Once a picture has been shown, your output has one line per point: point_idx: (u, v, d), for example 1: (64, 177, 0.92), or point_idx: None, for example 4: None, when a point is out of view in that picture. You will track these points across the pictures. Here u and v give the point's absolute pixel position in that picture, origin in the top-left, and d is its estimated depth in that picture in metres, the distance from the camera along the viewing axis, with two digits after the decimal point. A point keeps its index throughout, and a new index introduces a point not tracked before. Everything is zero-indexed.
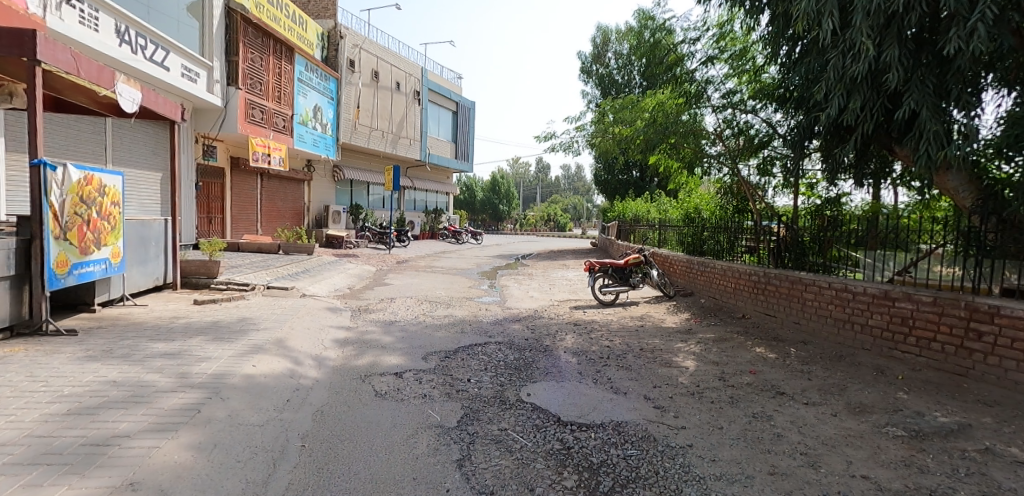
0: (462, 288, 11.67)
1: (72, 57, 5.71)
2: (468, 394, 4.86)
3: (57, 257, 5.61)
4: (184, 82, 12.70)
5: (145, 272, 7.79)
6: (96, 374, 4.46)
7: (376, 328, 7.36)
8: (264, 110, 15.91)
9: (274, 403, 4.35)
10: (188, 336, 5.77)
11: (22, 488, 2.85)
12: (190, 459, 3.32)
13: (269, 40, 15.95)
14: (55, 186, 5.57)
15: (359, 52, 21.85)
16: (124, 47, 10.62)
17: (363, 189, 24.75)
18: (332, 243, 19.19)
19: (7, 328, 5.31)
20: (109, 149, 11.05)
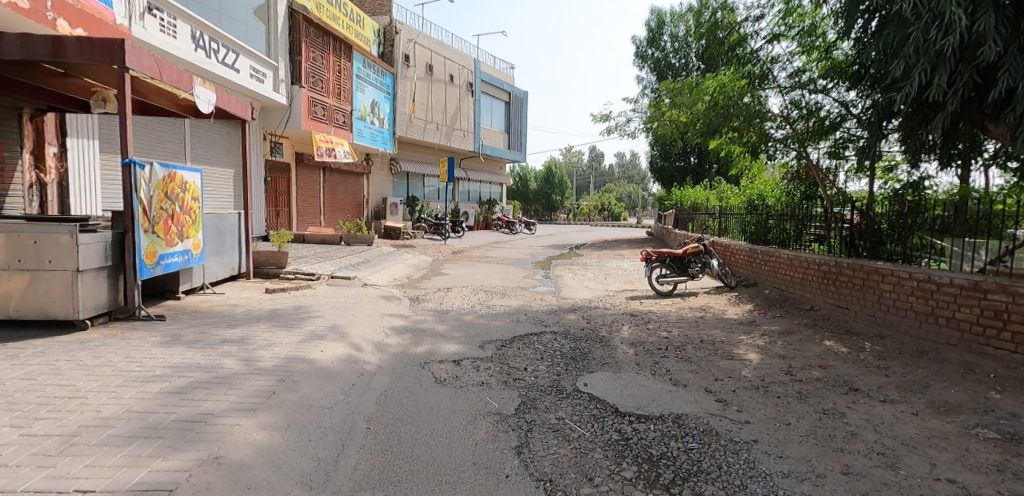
0: (517, 278, 11.72)
1: (155, 62, 6.08)
2: (525, 383, 4.90)
3: (146, 250, 6.03)
4: (252, 82, 13.29)
5: (223, 262, 8.28)
6: (179, 357, 4.77)
7: (432, 316, 7.52)
8: (325, 106, 16.47)
9: (341, 388, 4.54)
10: (260, 323, 6.09)
11: (125, 457, 3.10)
12: (267, 437, 3.51)
13: (329, 38, 16.45)
14: (142, 184, 5.97)
15: (413, 47, 22.22)
16: (200, 51, 11.25)
17: (418, 181, 25.24)
18: (390, 234, 19.68)
19: (106, 314, 5.79)
20: (188, 148, 11.75)
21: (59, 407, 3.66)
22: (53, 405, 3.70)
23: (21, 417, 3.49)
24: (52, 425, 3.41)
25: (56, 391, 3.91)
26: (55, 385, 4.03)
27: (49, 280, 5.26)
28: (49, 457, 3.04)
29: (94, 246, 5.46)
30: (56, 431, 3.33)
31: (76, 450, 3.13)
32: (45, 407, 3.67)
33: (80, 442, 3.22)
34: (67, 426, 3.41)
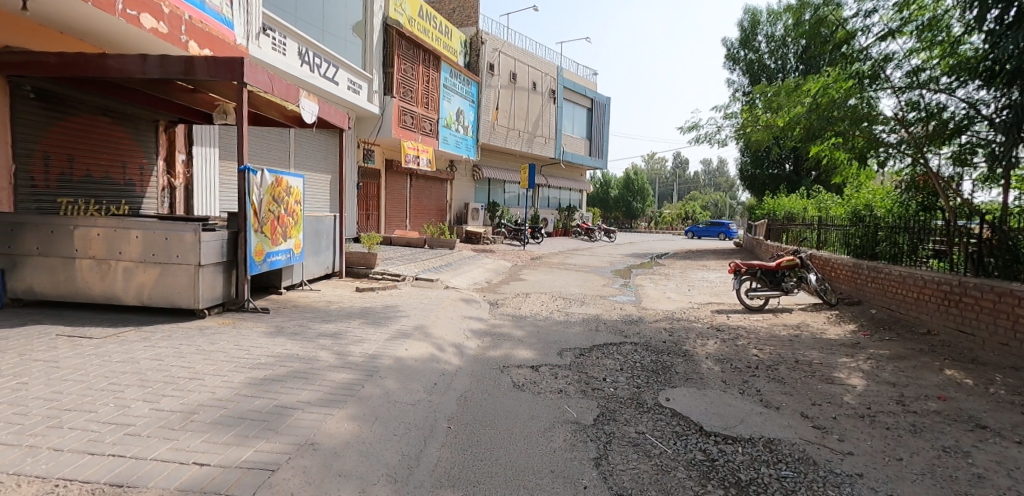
0: (596, 286, 11.54)
1: (268, 77, 6.57)
2: (604, 393, 4.79)
3: (256, 248, 6.51)
4: (349, 94, 14.06)
5: (319, 261, 8.78)
6: (281, 347, 5.10)
7: (510, 321, 7.56)
8: (414, 115, 17.12)
9: (424, 386, 4.66)
10: (351, 320, 6.40)
11: (234, 437, 3.31)
12: (358, 428, 3.65)
13: (420, 51, 17.09)
14: (254, 188, 6.45)
15: (498, 56, 22.60)
16: (305, 66, 12.05)
17: (499, 188, 25.60)
18: (471, 239, 20.08)
19: (220, 305, 6.31)
20: (292, 154, 12.59)
21: (180, 386, 4.01)
22: (177, 384, 4.07)
23: (151, 393, 3.87)
24: (175, 402, 3.74)
25: (179, 372, 4.30)
26: (178, 366, 4.43)
27: (175, 273, 5.81)
28: (174, 430, 3.33)
29: (213, 243, 5.97)
30: (179, 407, 3.65)
31: (195, 426, 3.40)
32: (170, 385, 4.04)
33: (198, 419, 3.50)
34: (187, 403, 3.73)
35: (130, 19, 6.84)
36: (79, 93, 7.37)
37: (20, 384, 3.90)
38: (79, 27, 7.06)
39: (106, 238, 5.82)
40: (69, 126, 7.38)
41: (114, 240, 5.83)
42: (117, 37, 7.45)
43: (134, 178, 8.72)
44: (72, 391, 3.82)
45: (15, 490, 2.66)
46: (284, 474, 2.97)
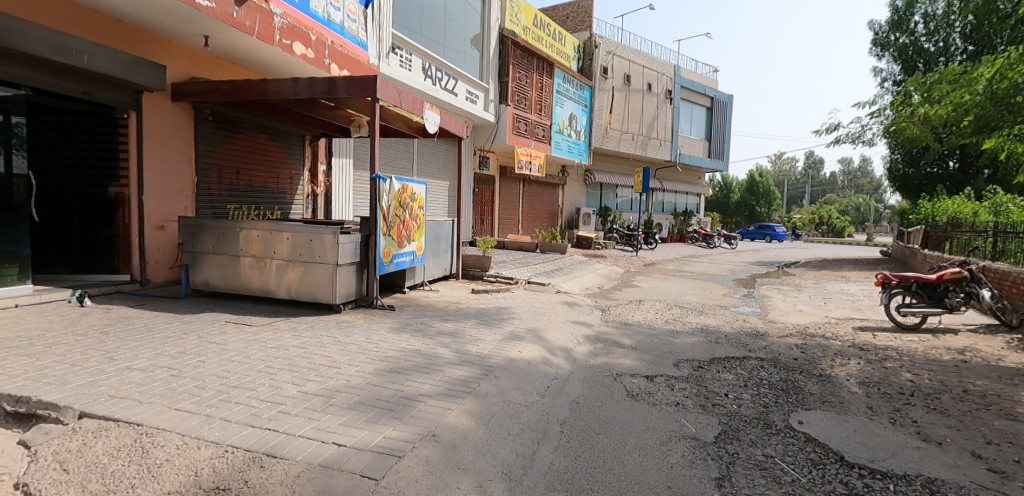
0: (715, 296, 10.91)
1: (396, 92, 7.00)
2: (726, 410, 4.51)
3: (384, 250, 6.96)
4: (467, 104, 14.62)
5: (439, 263, 9.20)
6: (405, 343, 5.40)
7: (623, 329, 7.38)
8: (528, 122, 17.39)
9: (538, 388, 4.68)
10: (467, 320, 6.61)
11: (365, 422, 3.54)
12: (476, 425, 3.75)
13: (534, 59, 17.33)
14: (383, 195, 6.90)
15: (613, 59, 22.28)
16: (428, 80, 12.73)
17: (612, 192, 25.22)
18: (583, 244, 19.96)
19: (353, 301, 6.82)
20: (415, 162, 13.33)
21: (321, 373, 4.39)
22: (318, 370, 4.45)
23: (297, 377, 4.27)
24: (317, 386, 4.09)
25: (319, 360, 4.71)
26: (318, 355, 4.86)
27: (317, 272, 6.39)
28: (317, 411, 3.64)
29: (349, 245, 6.48)
30: (320, 391, 3.99)
31: (333, 409, 3.69)
32: (313, 371, 4.43)
33: (336, 403, 3.79)
34: (327, 388, 4.06)
35: (284, 47, 7.69)
36: (246, 114, 8.39)
37: (198, 362, 4.50)
38: (246, 56, 8.05)
39: (263, 238, 6.55)
40: (235, 143, 8.46)
41: (269, 240, 6.53)
42: (274, 63, 8.40)
43: (285, 186, 9.72)
44: (236, 371, 4.33)
45: (195, 452, 3.06)
46: (408, 461, 3.12)
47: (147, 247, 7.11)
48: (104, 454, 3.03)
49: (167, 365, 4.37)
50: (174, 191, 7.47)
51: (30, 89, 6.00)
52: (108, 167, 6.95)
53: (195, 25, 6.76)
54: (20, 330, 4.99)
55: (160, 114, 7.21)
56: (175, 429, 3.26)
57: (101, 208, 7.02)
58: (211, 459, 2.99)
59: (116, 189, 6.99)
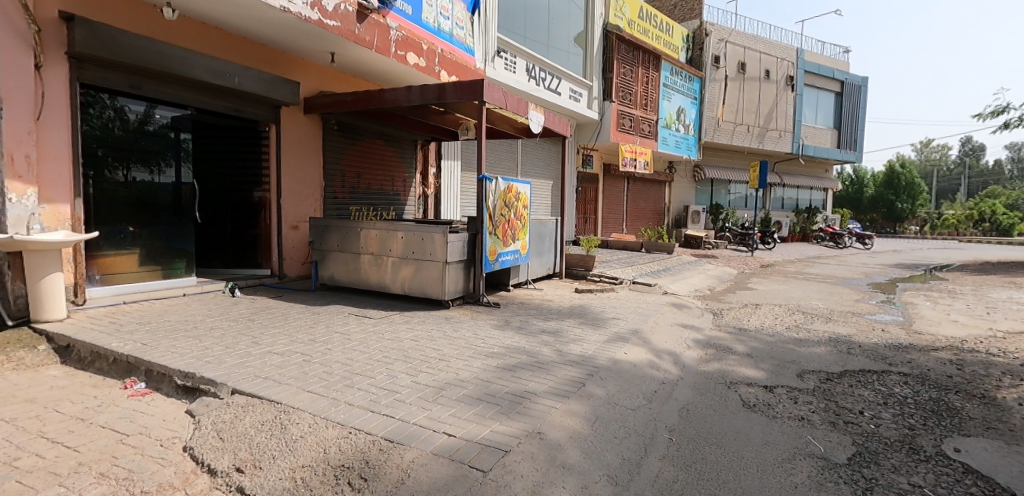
0: (846, 301, 10.00)
1: (502, 93, 7.21)
2: (862, 430, 4.18)
3: (490, 249, 7.20)
4: (570, 102, 14.65)
5: (542, 262, 9.34)
6: (511, 340, 5.57)
7: (737, 334, 7.05)
8: (633, 118, 17.05)
9: (644, 392, 4.64)
10: (571, 319, 6.67)
11: (474, 415, 3.72)
12: (581, 425, 3.81)
13: (639, 52, 16.96)
14: (490, 195, 7.14)
15: (725, 46, 21.20)
16: (531, 81, 12.94)
17: (724, 188, 23.99)
18: (691, 244, 19.22)
19: (460, 298, 7.15)
20: (519, 163, 13.61)
21: (433, 365, 4.67)
22: (430, 363, 4.74)
23: (412, 368, 4.58)
24: (429, 378, 4.37)
25: (431, 353, 5.01)
26: (430, 348, 5.17)
27: (428, 268, 6.77)
28: (429, 402, 3.90)
29: (457, 244, 6.79)
30: (432, 383, 4.26)
31: (444, 400, 3.93)
32: (426, 363, 4.74)
33: (446, 395, 4.03)
34: (438, 380, 4.32)
35: (399, 58, 8.22)
36: (366, 123, 9.07)
37: (326, 349, 4.97)
38: (366, 68, 8.71)
39: (380, 237, 7.06)
40: (356, 149, 9.19)
41: (385, 239, 7.02)
42: (390, 73, 8.99)
43: (400, 188, 10.37)
44: (358, 359, 4.73)
45: (325, 431, 3.39)
46: (514, 456, 3.25)
47: (284, 245, 7.94)
48: (251, 426, 3.46)
49: (300, 351, 4.88)
50: (305, 195, 8.26)
51: (194, 109, 6.95)
52: (253, 175, 7.88)
53: (323, 43, 7.44)
54: (185, 315, 5.82)
55: (295, 126, 8.01)
56: (308, 409, 3.65)
57: (248, 210, 7.96)
58: (339, 439, 3.31)
59: (260, 194, 7.90)
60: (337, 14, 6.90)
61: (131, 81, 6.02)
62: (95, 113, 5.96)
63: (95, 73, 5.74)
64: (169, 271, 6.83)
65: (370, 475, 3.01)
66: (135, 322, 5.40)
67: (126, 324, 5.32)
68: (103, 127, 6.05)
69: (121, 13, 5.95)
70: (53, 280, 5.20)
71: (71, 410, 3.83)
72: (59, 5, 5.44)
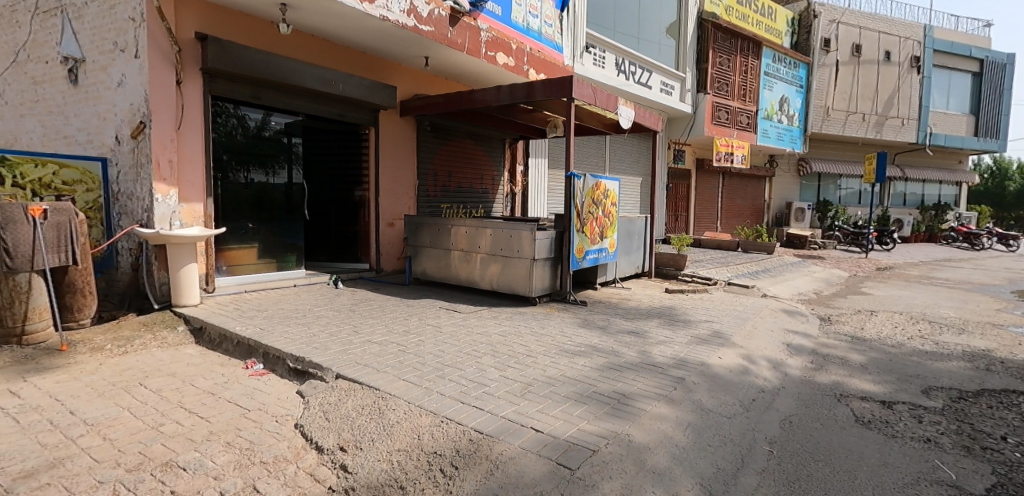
0: (982, 311, 8.96)
1: (591, 89, 7.18)
2: (1003, 458, 3.76)
3: (578, 246, 7.21)
4: (662, 96, 14.26)
5: (631, 261, 9.21)
6: (598, 339, 5.57)
7: (846, 342, 6.57)
8: (730, 110, 16.29)
9: (741, 400, 4.47)
10: (661, 320, 6.54)
11: (561, 412, 3.78)
12: (672, 430, 3.74)
13: (738, 40, 16.16)
14: (578, 192, 7.15)
15: (837, 28, 19.68)
16: (621, 76, 12.74)
17: (833, 183, 22.29)
18: (794, 243, 18.07)
19: (547, 295, 7.23)
20: (608, 159, 13.47)
21: (521, 361, 4.79)
22: (517, 358, 4.86)
23: (500, 362, 4.72)
24: (517, 373, 4.48)
25: (519, 349, 5.13)
26: (518, 343, 5.29)
27: (516, 265, 6.91)
28: (517, 396, 4.00)
29: (544, 241, 6.87)
30: (519, 378, 4.37)
31: (532, 396, 4.02)
32: (514, 358, 4.86)
33: (534, 391, 4.12)
34: (526, 376, 4.42)
35: (489, 58, 8.41)
36: (457, 124, 9.38)
37: (419, 341, 5.24)
38: (458, 70, 9.01)
39: (470, 234, 7.29)
40: (447, 149, 9.54)
41: (475, 236, 7.24)
42: (481, 74, 9.23)
43: (489, 187, 10.62)
44: (449, 352, 4.95)
45: (418, 418, 3.60)
46: (602, 457, 3.26)
47: (380, 240, 8.45)
48: (353, 409, 3.74)
49: (396, 341, 5.18)
50: (400, 194, 8.73)
51: (304, 116, 7.54)
52: (354, 175, 8.40)
53: (418, 48, 7.79)
54: (296, 304, 6.35)
55: (391, 128, 8.46)
56: (403, 396, 3.88)
57: (349, 208, 8.50)
58: (431, 427, 3.49)
59: (360, 193, 8.40)
60: (431, 19, 7.19)
61: (252, 92, 6.65)
62: (221, 121, 6.63)
63: (223, 86, 6.41)
64: (282, 263, 7.45)
65: (460, 464, 3.15)
66: (254, 309, 5.98)
67: (247, 311, 5.90)
68: (227, 135, 6.71)
69: (244, 31, 6.59)
70: (189, 270, 5.87)
71: (203, 385, 4.32)
72: (195, 26, 6.12)
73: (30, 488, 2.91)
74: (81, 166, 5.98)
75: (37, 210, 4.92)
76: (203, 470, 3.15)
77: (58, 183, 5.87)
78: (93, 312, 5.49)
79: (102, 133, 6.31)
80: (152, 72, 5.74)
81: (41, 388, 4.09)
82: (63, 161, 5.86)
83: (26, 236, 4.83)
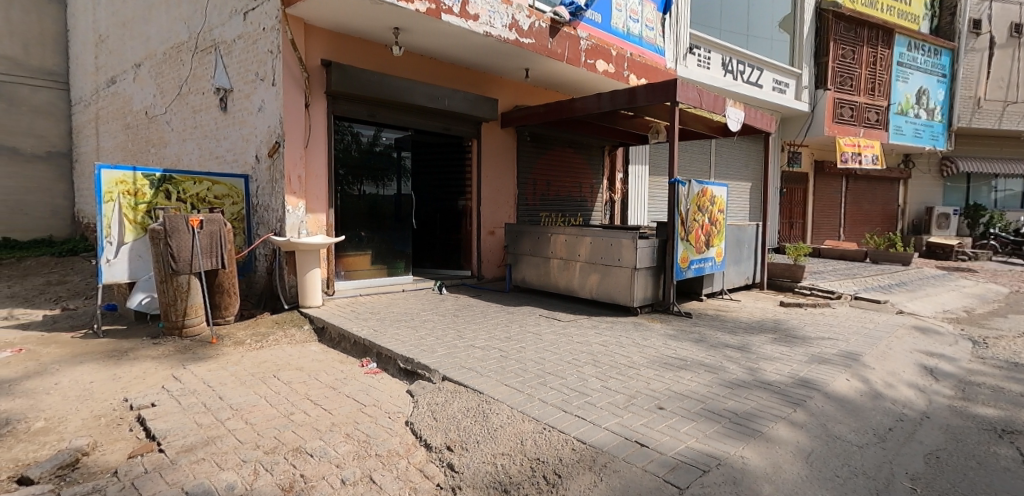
0: None
1: (697, 92, 6.97)
2: None
3: (682, 256, 7.00)
4: (775, 95, 13.44)
5: (740, 271, 8.78)
6: (704, 354, 5.37)
7: (1004, 368, 5.78)
8: (855, 106, 14.98)
9: (873, 428, 4.09)
10: (774, 335, 6.18)
11: (666, 427, 3.71)
12: (791, 456, 3.52)
13: (864, 29, 14.88)
14: (682, 199, 6.97)
15: (988, 8, 17.45)
16: (728, 76, 12.21)
17: (984, 185, 19.69)
18: (934, 253, 16.18)
19: (649, 305, 7.08)
20: (715, 165, 12.93)
21: (622, 372, 4.75)
22: (619, 369, 4.83)
23: (602, 372, 4.72)
24: (619, 384, 4.46)
25: (620, 360, 5.09)
26: (620, 354, 5.25)
27: (617, 274, 6.85)
28: (620, 408, 3.98)
29: (646, 249, 6.76)
30: (622, 390, 4.34)
31: (636, 409, 3.98)
32: (615, 369, 4.83)
33: (638, 404, 4.07)
34: (629, 388, 4.38)
35: (590, 66, 8.43)
36: (557, 133, 9.49)
37: (520, 347, 5.37)
38: (558, 80, 9.13)
39: (570, 242, 7.33)
40: (547, 158, 9.68)
41: (574, 244, 7.27)
42: (581, 82, 9.28)
43: (588, 195, 10.61)
44: (551, 359, 5.02)
45: (521, 424, 3.70)
46: (712, 478, 3.15)
47: (482, 248, 8.73)
48: (459, 411, 3.92)
49: (499, 346, 5.35)
50: (502, 203, 8.98)
51: (413, 131, 8.01)
52: (458, 185, 8.77)
53: (519, 61, 8.00)
54: (406, 308, 6.74)
55: (493, 140, 8.75)
56: (506, 401, 4.00)
57: (453, 217, 8.88)
58: (534, 433, 3.58)
59: (463, 203, 8.75)
60: (532, 32, 7.38)
61: (368, 110, 7.18)
62: (340, 138, 7.23)
63: (344, 107, 6.98)
64: (392, 269, 7.94)
65: (564, 473, 3.19)
66: (369, 312, 6.43)
67: (363, 313, 6.36)
68: (343, 151, 7.27)
69: (362, 54, 7.14)
70: (314, 274, 6.44)
71: (325, 379, 4.73)
72: (322, 53, 6.74)
73: (190, 461, 3.35)
74: (228, 183, 6.81)
75: (195, 220, 5.66)
76: (327, 458, 3.45)
77: (210, 197, 6.67)
78: (236, 310, 6.21)
79: (245, 152, 7.14)
80: (286, 97, 6.40)
81: (196, 375, 4.70)
82: (215, 178, 6.67)
83: (187, 243, 5.58)
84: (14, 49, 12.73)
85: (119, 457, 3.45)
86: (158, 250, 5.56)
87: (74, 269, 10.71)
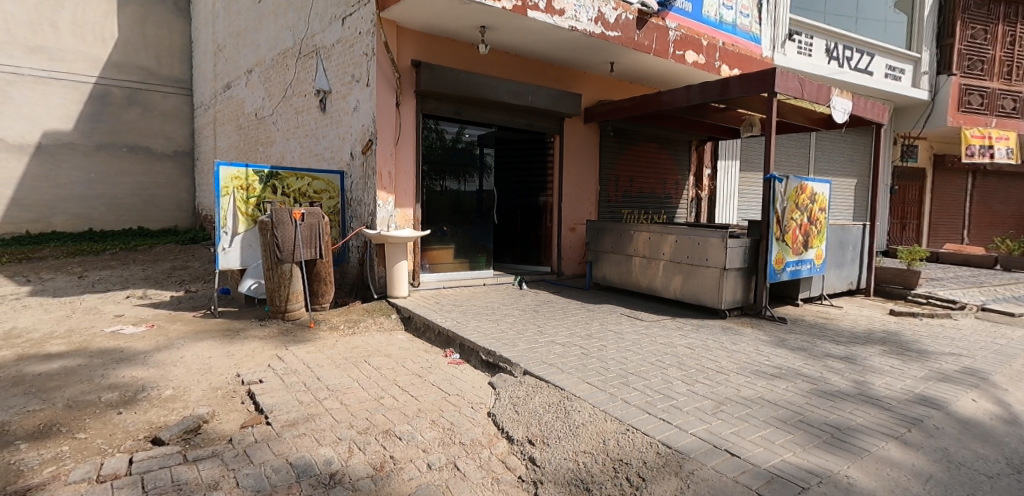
0: None
1: (799, 81, 6.54)
2: None
3: (777, 256, 6.60)
4: (888, 83, 12.30)
5: (842, 275, 8.15)
6: (801, 362, 5.03)
7: None
8: (985, 93, 13.39)
9: (1006, 455, 3.63)
10: (883, 346, 5.67)
11: (759, 438, 3.50)
12: (906, 478, 3.20)
13: (999, 5, 13.28)
14: (779, 196, 6.57)
15: None
16: (832, 63, 11.36)
17: None
18: None
19: (738, 308, 6.73)
20: (815, 160, 12.07)
21: (710, 377, 4.55)
22: (707, 374, 4.62)
23: (688, 376, 4.54)
24: (707, 389, 4.28)
25: (708, 363, 4.88)
26: (707, 358, 5.03)
27: (704, 274, 6.58)
28: (709, 414, 3.81)
29: (737, 249, 6.43)
30: (710, 395, 4.15)
31: (726, 416, 3.79)
32: (702, 373, 4.63)
33: (728, 411, 3.87)
34: (717, 394, 4.18)
35: (679, 58, 8.14)
36: (641, 127, 9.27)
37: (602, 345, 5.29)
38: (645, 74, 8.89)
39: (654, 240, 7.11)
40: (631, 154, 9.46)
41: (659, 241, 7.05)
42: (668, 75, 8.98)
43: (673, 191, 10.27)
44: (634, 359, 4.90)
45: (604, 423, 3.63)
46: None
47: (563, 244, 8.68)
48: (541, 406, 3.92)
49: (580, 344, 5.30)
50: (583, 200, 8.89)
51: (497, 128, 8.10)
52: (540, 181, 8.77)
53: (605, 55, 7.87)
54: (488, 302, 6.84)
55: (576, 136, 8.69)
56: (588, 399, 3.96)
57: (535, 213, 8.90)
58: (617, 433, 3.51)
59: (544, 199, 8.74)
60: (618, 24, 7.22)
61: (454, 108, 7.35)
62: (427, 135, 7.45)
63: (432, 105, 7.19)
64: (474, 263, 8.08)
65: (649, 477, 3.09)
66: (452, 305, 6.58)
67: (446, 306, 6.51)
68: (429, 147, 7.48)
69: (449, 53, 7.30)
70: (402, 266, 6.69)
71: (412, 367, 4.89)
72: (412, 54, 6.97)
73: (294, 435, 3.59)
74: (326, 178, 7.21)
75: (298, 213, 6.04)
76: (415, 442, 3.57)
77: (311, 192, 7.10)
78: (331, 298, 6.57)
79: (341, 150, 7.54)
80: (380, 96, 6.68)
81: (297, 356, 5.02)
82: (315, 174, 7.10)
83: (289, 234, 5.98)
84: (149, 60, 14.23)
85: (233, 427, 3.76)
86: (266, 240, 6.00)
87: (196, 256, 11.80)
